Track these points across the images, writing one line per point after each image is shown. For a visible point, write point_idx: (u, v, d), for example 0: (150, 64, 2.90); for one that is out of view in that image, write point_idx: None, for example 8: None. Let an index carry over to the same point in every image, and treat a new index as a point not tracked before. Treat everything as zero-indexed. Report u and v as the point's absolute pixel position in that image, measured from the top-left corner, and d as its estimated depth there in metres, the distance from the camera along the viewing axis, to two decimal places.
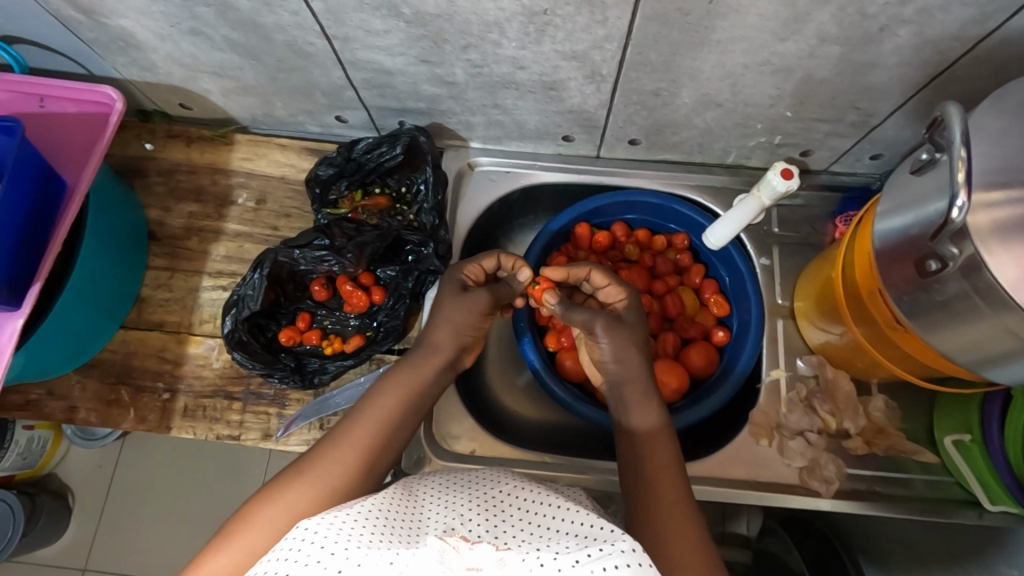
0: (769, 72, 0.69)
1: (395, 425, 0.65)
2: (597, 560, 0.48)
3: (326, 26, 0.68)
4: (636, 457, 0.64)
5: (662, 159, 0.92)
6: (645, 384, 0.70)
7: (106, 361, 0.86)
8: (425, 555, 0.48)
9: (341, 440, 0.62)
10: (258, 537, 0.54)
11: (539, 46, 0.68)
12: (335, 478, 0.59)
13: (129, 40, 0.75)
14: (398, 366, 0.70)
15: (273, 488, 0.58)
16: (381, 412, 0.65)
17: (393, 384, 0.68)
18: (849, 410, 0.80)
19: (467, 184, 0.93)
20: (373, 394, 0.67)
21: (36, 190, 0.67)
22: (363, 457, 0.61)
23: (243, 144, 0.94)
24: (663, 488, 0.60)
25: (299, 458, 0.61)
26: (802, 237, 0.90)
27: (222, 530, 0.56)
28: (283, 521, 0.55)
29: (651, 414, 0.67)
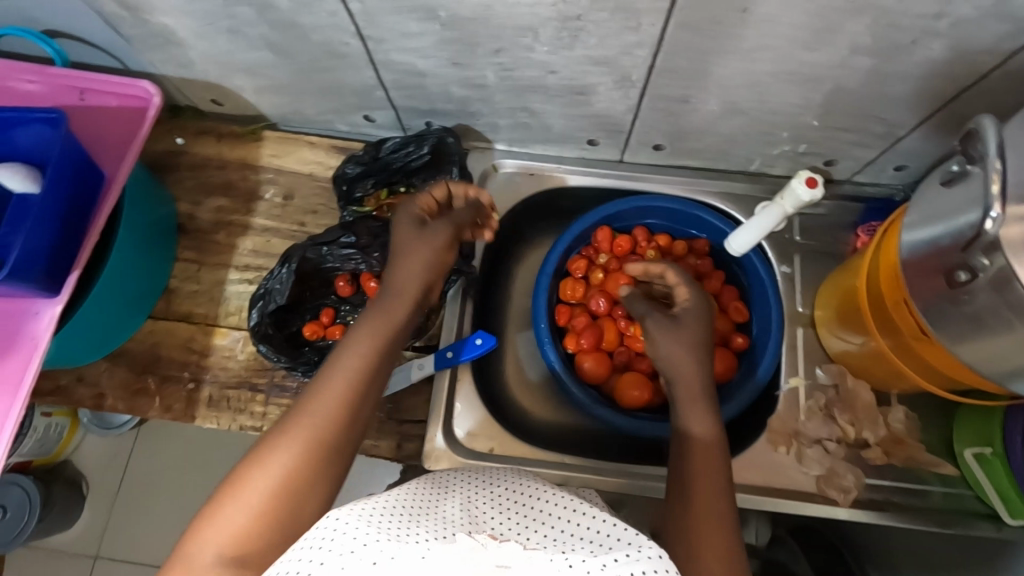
0: (799, 81, 0.69)
1: (369, 370, 0.63)
2: (624, 564, 0.49)
3: (362, 27, 0.69)
4: (684, 461, 0.64)
5: (685, 166, 0.93)
6: (702, 389, 0.69)
7: (134, 350, 0.88)
8: (454, 551, 0.49)
9: (318, 397, 0.61)
10: (250, 500, 0.55)
11: (570, 51, 0.68)
12: (315, 435, 0.58)
13: (168, 37, 0.77)
14: (368, 313, 0.68)
15: (259, 452, 0.58)
16: (353, 359, 0.63)
17: (364, 331, 0.66)
18: (868, 420, 0.80)
19: (490, 186, 0.94)
20: (344, 344, 0.65)
21: (78, 180, 0.69)
22: (341, 411, 0.60)
23: (273, 141, 0.95)
24: (707, 493, 0.61)
25: (278, 421, 0.60)
26: (823, 246, 0.91)
27: (215, 495, 0.56)
28: (273, 484, 0.56)
29: (707, 423, 0.67)
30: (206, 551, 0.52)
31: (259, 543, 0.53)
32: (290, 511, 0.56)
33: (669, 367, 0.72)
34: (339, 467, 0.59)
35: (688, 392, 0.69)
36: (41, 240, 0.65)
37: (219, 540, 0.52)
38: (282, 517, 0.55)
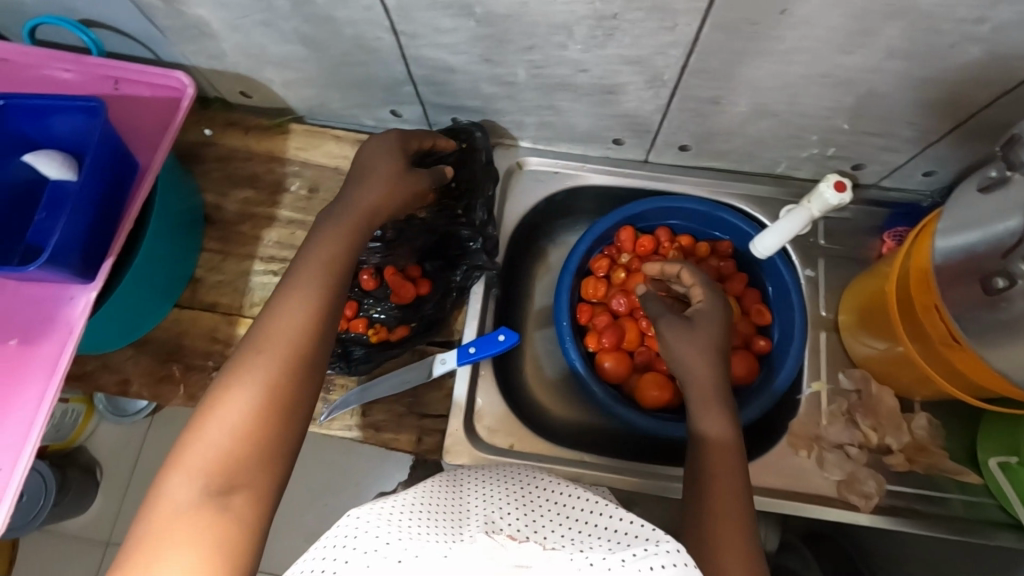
0: (832, 84, 0.69)
1: (332, 282, 0.63)
2: (642, 560, 0.49)
3: (396, 22, 0.70)
4: (701, 465, 0.64)
5: (711, 167, 0.93)
6: (715, 389, 0.69)
7: (159, 338, 0.88)
8: (473, 551, 0.50)
9: (283, 311, 0.60)
10: (229, 417, 0.54)
11: (603, 50, 0.68)
12: (287, 348, 0.58)
13: (201, 29, 0.78)
14: (325, 224, 0.68)
15: (231, 371, 0.57)
16: (315, 269, 0.63)
17: (322, 238, 0.66)
18: (891, 426, 0.79)
19: (514, 183, 0.94)
20: (304, 256, 0.65)
21: (115, 168, 0.70)
22: (309, 319, 0.60)
23: (299, 134, 0.96)
24: (728, 492, 0.61)
25: (245, 338, 0.60)
26: (848, 251, 0.90)
27: (191, 419, 0.55)
28: (252, 398, 0.55)
29: (721, 423, 0.67)
30: (190, 473, 0.51)
31: (244, 458, 0.53)
32: (274, 424, 0.55)
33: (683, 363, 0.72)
34: (314, 374, 0.59)
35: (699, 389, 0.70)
36: (78, 229, 0.65)
37: (206, 465, 0.52)
38: (261, 434, 0.54)
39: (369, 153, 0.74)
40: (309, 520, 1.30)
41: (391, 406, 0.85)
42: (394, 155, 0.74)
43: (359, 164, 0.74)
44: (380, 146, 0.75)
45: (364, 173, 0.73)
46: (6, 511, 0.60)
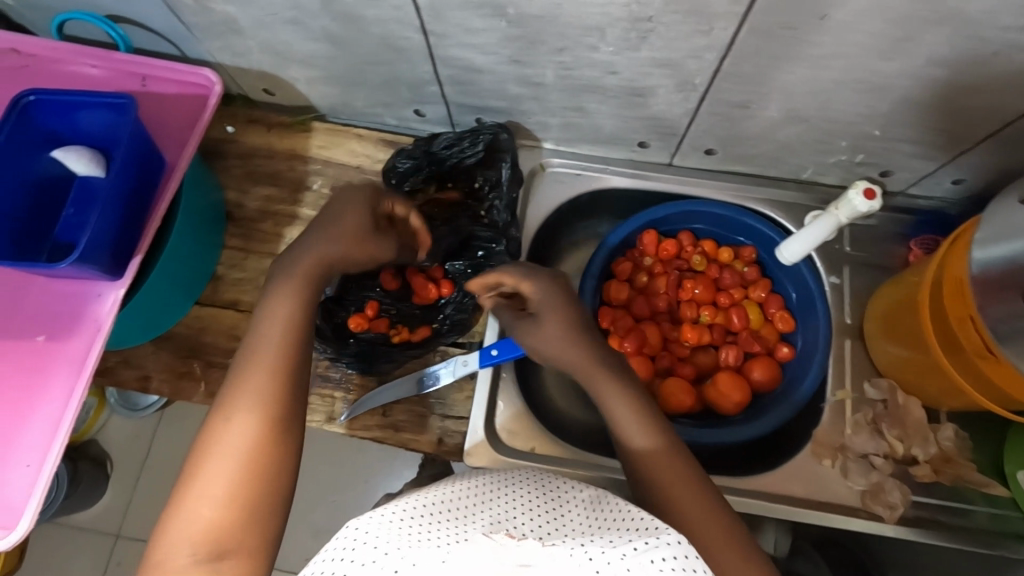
0: (866, 90, 0.68)
1: (297, 331, 0.64)
2: (643, 552, 0.49)
3: (426, 22, 0.69)
4: (648, 480, 0.64)
5: (735, 171, 0.92)
6: (638, 402, 0.68)
7: (179, 335, 0.87)
8: (474, 551, 0.47)
9: (247, 373, 0.61)
10: (213, 488, 0.55)
11: (636, 53, 0.68)
12: (260, 404, 0.59)
13: (229, 26, 0.77)
14: (276, 286, 0.67)
15: (205, 442, 0.57)
16: (275, 324, 0.64)
17: (280, 292, 0.66)
18: (917, 437, 0.79)
19: (537, 184, 0.94)
20: (260, 315, 0.65)
21: (145, 164, 0.70)
22: (274, 375, 0.61)
23: (321, 132, 0.95)
24: (690, 494, 0.61)
25: (215, 403, 0.60)
26: (874, 258, 0.89)
27: (173, 498, 0.56)
28: (233, 465, 0.56)
29: (653, 435, 0.66)
30: (178, 549, 0.53)
31: (232, 524, 0.54)
32: (258, 487, 0.56)
33: (563, 360, 0.74)
34: (291, 430, 0.60)
35: (602, 383, 0.71)
36: (109, 224, 0.65)
37: (193, 536, 0.53)
38: (246, 498, 0.55)
39: (335, 205, 0.73)
40: (318, 517, 1.30)
41: (412, 407, 0.85)
42: (363, 209, 0.73)
43: (325, 211, 0.73)
44: (344, 198, 0.73)
45: (324, 222, 0.71)
46: (36, 505, 0.60)
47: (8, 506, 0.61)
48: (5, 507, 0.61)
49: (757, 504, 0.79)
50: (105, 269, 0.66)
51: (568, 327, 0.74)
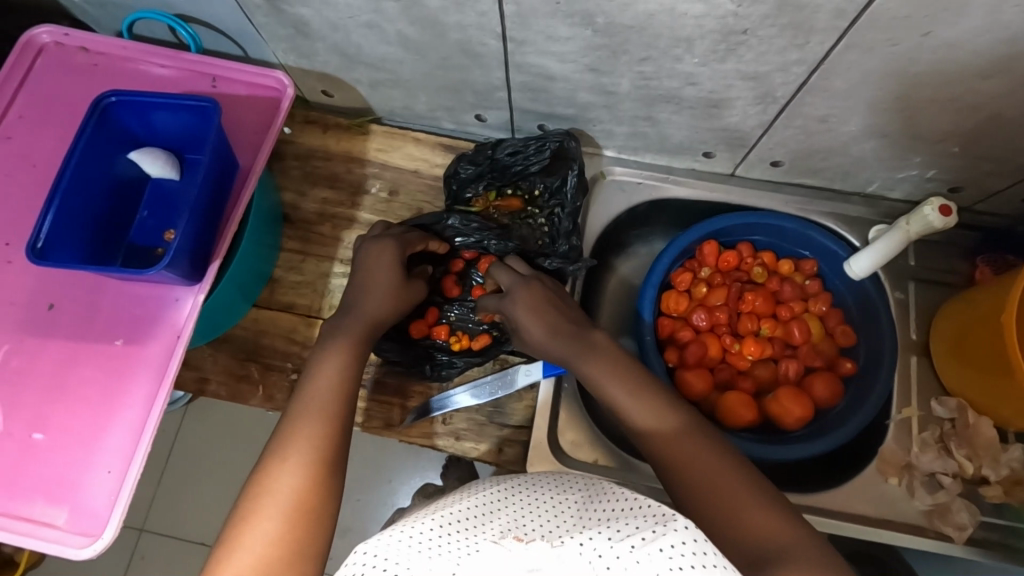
0: (955, 106, 0.67)
1: (347, 387, 0.66)
2: (651, 543, 0.45)
3: (508, 29, 0.68)
4: (664, 460, 0.61)
5: (800, 183, 0.91)
6: (634, 376, 0.67)
7: (237, 337, 0.87)
8: (485, 560, 0.45)
9: (296, 427, 0.61)
10: (262, 530, 0.54)
11: (721, 64, 0.67)
12: (312, 451, 0.60)
13: (299, 28, 0.76)
14: (325, 345, 0.70)
15: (256, 491, 0.57)
16: (325, 382, 0.66)
17: (331, 352, 0.68)
18: (988, 458, 0.77)
19: (597, 191, 0.92)
20: (309, 373, 0.67)
21: (224, 166, 0.71)
22: (324, 430, 0.62)
23: (379, 135, 0.95)
24: (705, 462, 0.59)
25: (266, 449, 0.61)
26: (939, 275, 0.88)
27: (218, 546, 0.54)
28: (282, 508, 0.56)
29: (656, 411, 0.64)
30: None
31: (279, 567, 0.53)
32: (305, 535, 0.55)
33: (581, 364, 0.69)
34: (334, 489, 0.60)
35: (599, 372, 0.68)
36: (193, 227, 0.67)
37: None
38: (295, 544, 0.55)
39: (369, 259, 0.77)
40: None
41: (472, 415, 0.84)
42: (395, 265, 0.77)
43: (361, 268, 0.77)
44: (366, 254, 0.77)
45: (368, 283, 0.76)
46: (120, 512, 0.64)
47: (91, 513, 0.65)
48: (89, 513, 0.65)
49: (826, 522, 0.78)
50: (185, 271, 0.69)
51: (555, 324, 0.73)
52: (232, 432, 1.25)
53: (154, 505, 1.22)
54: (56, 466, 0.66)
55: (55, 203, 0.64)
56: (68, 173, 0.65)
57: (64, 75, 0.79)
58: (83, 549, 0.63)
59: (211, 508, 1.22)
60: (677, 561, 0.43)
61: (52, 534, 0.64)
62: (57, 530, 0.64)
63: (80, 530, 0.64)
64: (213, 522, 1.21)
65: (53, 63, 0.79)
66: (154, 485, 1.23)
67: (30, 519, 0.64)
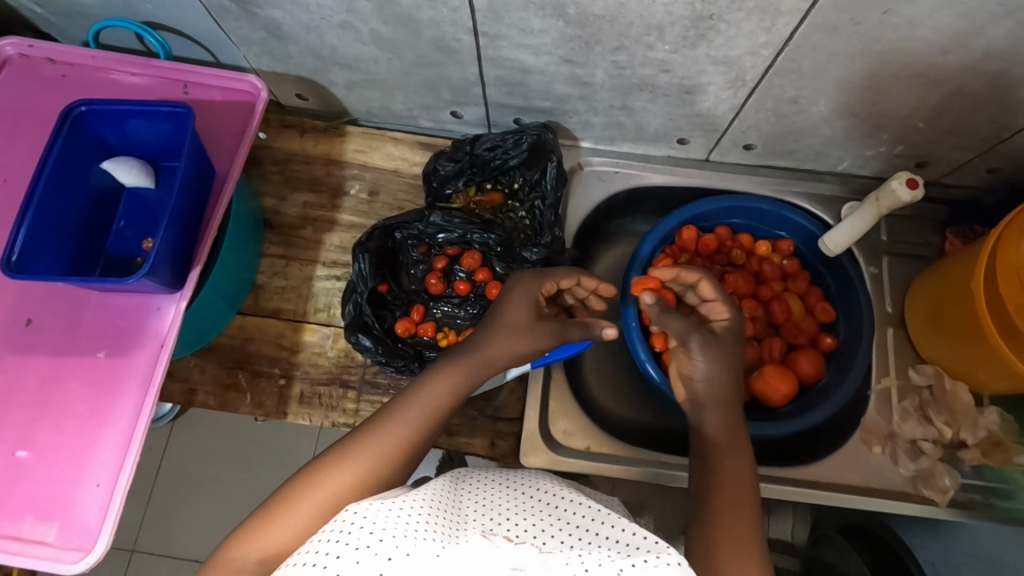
0: (920, 82, 0.69)
1: (437, 414, 0.62)
2: (641, 570, 0.46)
3: (481, 23, 0.69)
4: (707, 474, 0.62)
5: (773, 166, 0.93)
6: (736, 414, 0.66)
7: (223, 345, 0.86)
8: (470, 551, 0.47)
9: (383, 428, 0.59)
10: (301, 519, 0.53)
11: (692, 51, 0.68)
12: (378, 463, 0.57)
13: (272, 31, 0.76)
14: (452, 358, 0.67)
15: (307, 478, 0.55)
16: (430, 399, 0.62)
17: (451, 368, 0.65)
18: (967, 421, 0.80)
19: (577, 182, 0.93)
20: (423, 379, 0.64)
21: (200, 173, 0.71)
22: (406, 442, 0.59)
23: (356, 136, 0.94)
24: (733, 538, 0.56)
25: (334, 443, 0.59)
26: (911, 249, 0.91)
27: (268, 502, 0.54)
28: (324, 506, 0.54)
29: (736, 441, 0.64)
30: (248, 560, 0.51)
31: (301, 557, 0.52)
32: None
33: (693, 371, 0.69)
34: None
35: (715, 412, 0.66)
36: (172, 235, 0.66)
37: (262, 553, 0.51)
38: None
39: (514, 297, 0.71)
40: None
41: (463, 411, 0.85)
42: (532, 304, 0.71)
43: (502, 294, 0.73)
44: (528, 294, 0.71)
45: (503, 320, 0.70)
46: (112, 525, 0.63)
47: (84, 528, 0.64)
48: (80, 529, 0.64)
49: (814, 492, 0.80)
50: (167, 280, 0.68)
51: (715, 370, 0.68)
52: (221, 444, 1.23)
53: (145, 523, 1.20)
54: (42, 483, 0.65)
55: (30, 214, 0.63)
56: (42, 182, 0.64)
57: (31, 87, 0.78)
58: (76, 563, 0.62)
59: (204, 523, 1.20)
60: None
61: (43, 551, 0.63)
62: (48, 547, 0.63)
63: (72, 545, 0.63)
64: (206, 536, 1.19)
65: (19, 74, 0.78)
66: (145, 503, 1.20)
67: (20, 538, 0.63)
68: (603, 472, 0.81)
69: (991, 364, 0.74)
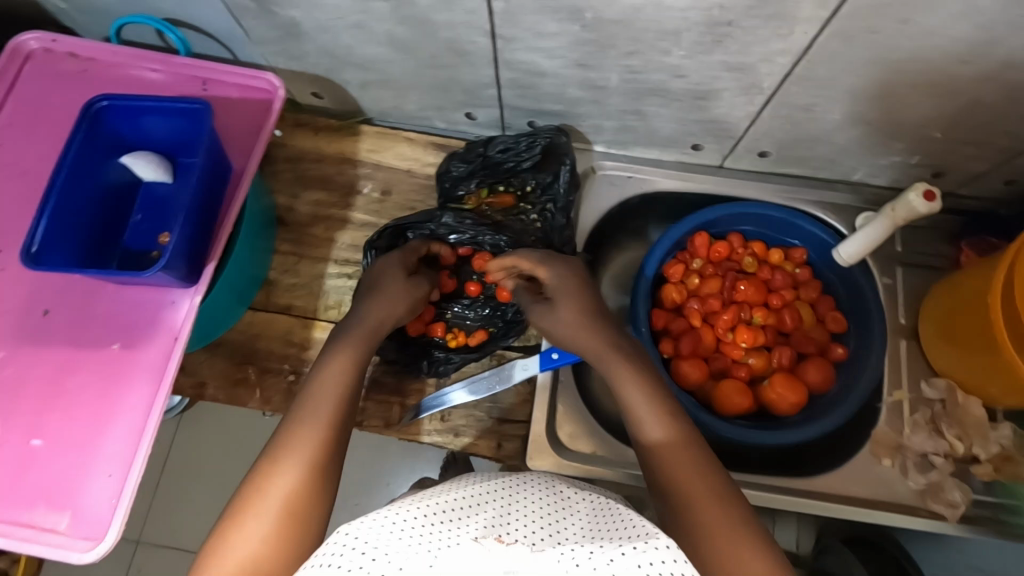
0: (936, 92, 0.69)
1: (343, 402, 0.64)
2: (633, 558, 0.46)
3: (496, 26, 0.69)
4: (656, 470, 0.60)
5: (786, 174, 0.92)
6: (651, 394, 0.65)
7: (233, 341, 0.87)
8: (464, 554, 0.46)
9: (295, 429, 0.60)
10: (251, 536, 0.53)
11: (707, 56, 0.68)
12: (306, 463, 0.58)
13: (289, 30, 0.76)
14: (335, 346, 0.70)
15: (245, 498, 0.55)
16: (330, 388, 0.65)
17: (336, 356, 0.68)
18: (978, 436, 0.79)
19: (589, 186, 0.93)
20: (313, 377, 0.66)
21: (216, 169, 0.72)
22: (325, 432, 0.60)
23: (369, 136, 0.95)
24: (707, 500, 0.55)
25: (253, 464, 0.58)
26: (924, 260, 0.90)
27: (211, 536, 0.54)
28: (269, 515, 0.54)
29: (664, 424, 0.62)
30: None
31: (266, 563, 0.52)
32: (291, 540, 0.54)
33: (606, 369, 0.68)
34: (326, 495, 0.58)
35: (634, 402, 0.65)
36: (188, 230, 0.67)
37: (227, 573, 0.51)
38: (287, 545, 0.54)
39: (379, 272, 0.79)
40: None
41: (470, 411, 0.86)
42: (397, 282, 0.78)
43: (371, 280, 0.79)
44: (393, 266, 0.79)
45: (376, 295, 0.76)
46: (123, 516, 0.64)
47: (93, 518, 0.64)
48: (92, 520, 0.64)
49: (825, 505, 0.79)
50: (183, 275, 0.69)
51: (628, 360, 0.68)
52: (226, 438, 1.24)
53: (149, 517, 1.20)
54: (54, 473, 0.66)
55: (49, 208, 0.64)
56: (60, 177, 0.65)
57: (52, 81, 0.79)
58: (86, 552, 0.62)
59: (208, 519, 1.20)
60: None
61: (54, 540, 0.63)
62: (60, 535, 0.63)
63: (83, 534, 0.64)
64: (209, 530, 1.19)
65: (42, 69, 0.79)
66: (150, 497, 1.21)
67: (32, 525, 0.64)
68: (608, 477, 0.81)
69: (1003, 377, 0.73)
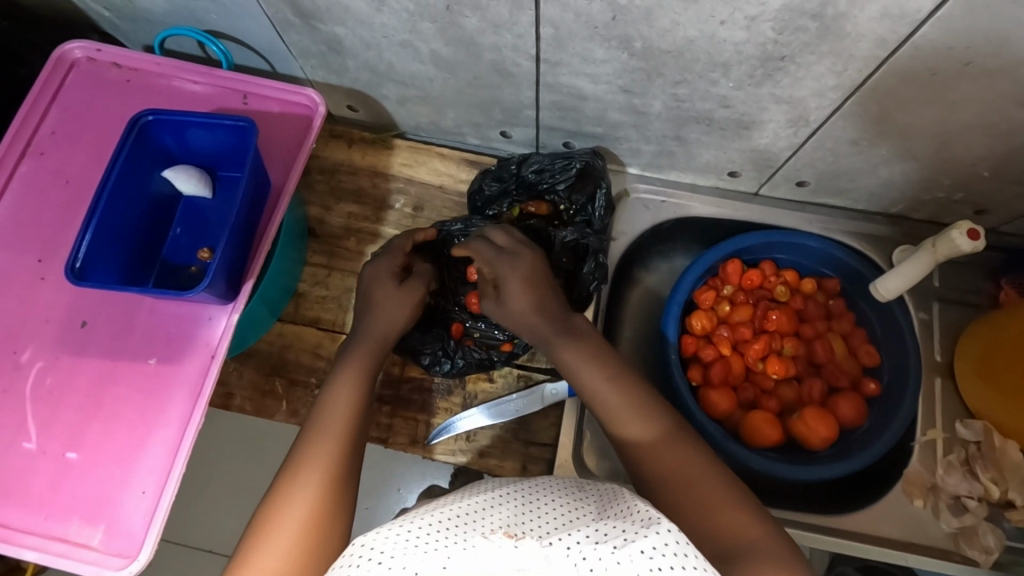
0: (990, 132, 0.68)
1: (357, 406, 0.64)
2: (631, 545, 0.45)
3: (543, 51, 0.68)
4: (651, 471, 0.61)
5: (823, 203, 0.91)
6: (631, 395, 0.64)
7: (262, 352, 0.86)
8: (478, 551, 0.45)
9: (314, 436, 0.61)
10: (280, 544, 0.54)
11: (757, 88, 0.67)
12: (322, 469, 0.58)
13: (332, 45, 0.76)
14: (347, 351, 0.71)
15: (270, 507, 0.56)
16: (343, 394, 0.65)
17: (347, 364, 0.69)
18: (1017, 481, 0.76)
19: (622, 208, 0.92)
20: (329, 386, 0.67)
21: (257, 185, 0.72)
22: (342, 439, 0.61)
23: (403, 150, 0.95)
24: (716, 495, 0.56)
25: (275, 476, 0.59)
26: (961, 296, 0.88)
27: (240, 546, 0.55)
28: (293, 523, 0.55)
29: (648, 423, 0.63)
30: None
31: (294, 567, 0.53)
32: (315, 545, 0.55)
33: (589, 389, 0.66)
34: (347, 502, 0.59)
35: (610, 403, 0.65)
36: (231, 247, 0.67)
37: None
38: (315, 551, 0.55)
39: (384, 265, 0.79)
40: None
41: (497, 432, 0.85)
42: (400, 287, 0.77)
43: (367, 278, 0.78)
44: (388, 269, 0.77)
45: (378, 303, 0.75)
46: (157, 535, 0.65)
47: (127, 534, 0.65)
48: (125, 535, 0.65)
49: (849, 542, 0.78)
50: (221, 292, 0.69)
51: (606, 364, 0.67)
52: None
53: None
54: (88, 487, 0.67)
55: (94, 222, 0.64)
56: (106, 191, 0.65)
57: (94, 89, 0.79)
58: (119, 570, 0.64)
59: None
60: (658, 563, 0.44)
61: (87, 555, 0.64)
62: (93, 551, 0.64)
63: (116, 551, 0.65)
64: None
65: (85, 77, 0.80)
66: None
67: (65, 539, 0.65)
68: None
69: None
